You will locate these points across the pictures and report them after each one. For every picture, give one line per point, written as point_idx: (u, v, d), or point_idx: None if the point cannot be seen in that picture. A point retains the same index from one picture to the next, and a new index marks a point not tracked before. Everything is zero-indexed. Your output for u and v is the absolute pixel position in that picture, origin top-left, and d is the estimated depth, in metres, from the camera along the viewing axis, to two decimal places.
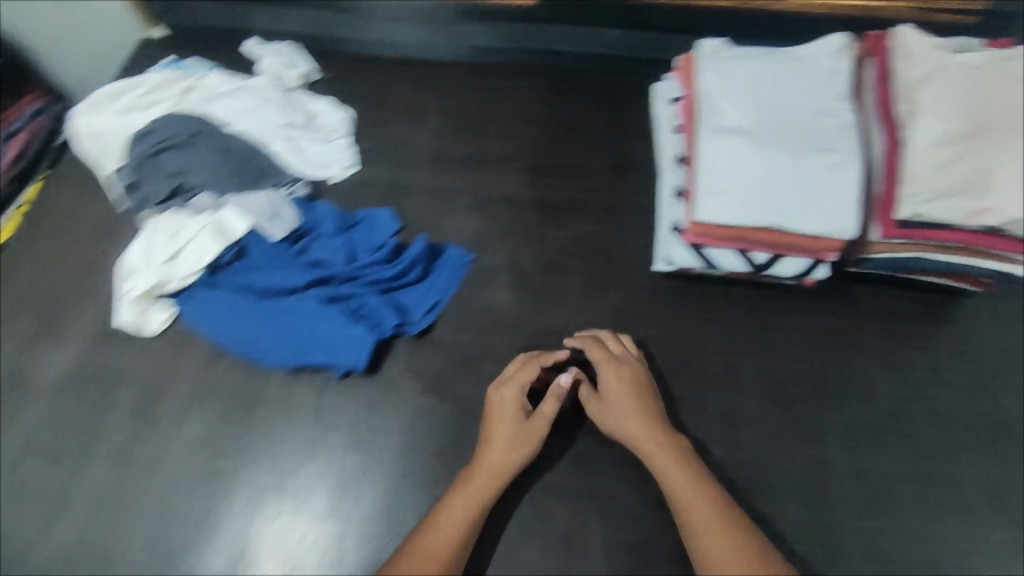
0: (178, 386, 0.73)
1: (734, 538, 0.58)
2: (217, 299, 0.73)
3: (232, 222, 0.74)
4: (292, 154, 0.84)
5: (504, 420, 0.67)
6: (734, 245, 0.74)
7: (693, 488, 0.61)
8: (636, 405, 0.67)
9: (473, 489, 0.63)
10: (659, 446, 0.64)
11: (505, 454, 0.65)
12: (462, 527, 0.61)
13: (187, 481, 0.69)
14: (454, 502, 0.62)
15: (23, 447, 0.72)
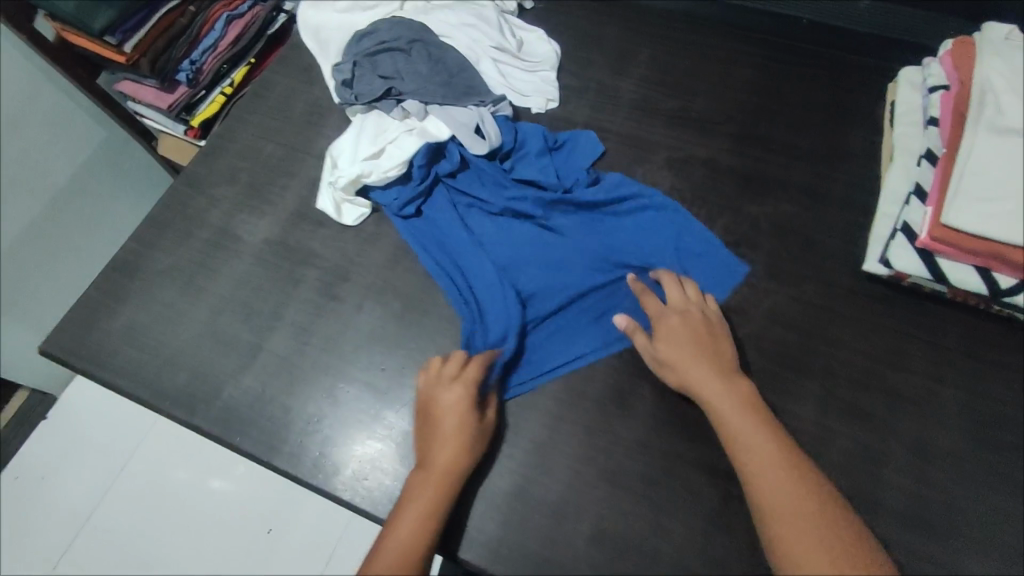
0: (360, 275, 0.77)
1: (800, 488, 0.55)
2: (437, 218, 0.78)
3: (436, 129, 0.78)
4: (498, 75, 0.88)
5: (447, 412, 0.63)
6: (976, 259, 0.61)
7: (757, 432, 0.58)
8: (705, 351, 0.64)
9: (426, 497, 0.59)
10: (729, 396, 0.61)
11: (455, 449, 0.61)
12: (427, 519, 0.59)
13: (344, 370, 0.71)
14: (417, 498, 0.60)
15: (209, 303, 0.76)
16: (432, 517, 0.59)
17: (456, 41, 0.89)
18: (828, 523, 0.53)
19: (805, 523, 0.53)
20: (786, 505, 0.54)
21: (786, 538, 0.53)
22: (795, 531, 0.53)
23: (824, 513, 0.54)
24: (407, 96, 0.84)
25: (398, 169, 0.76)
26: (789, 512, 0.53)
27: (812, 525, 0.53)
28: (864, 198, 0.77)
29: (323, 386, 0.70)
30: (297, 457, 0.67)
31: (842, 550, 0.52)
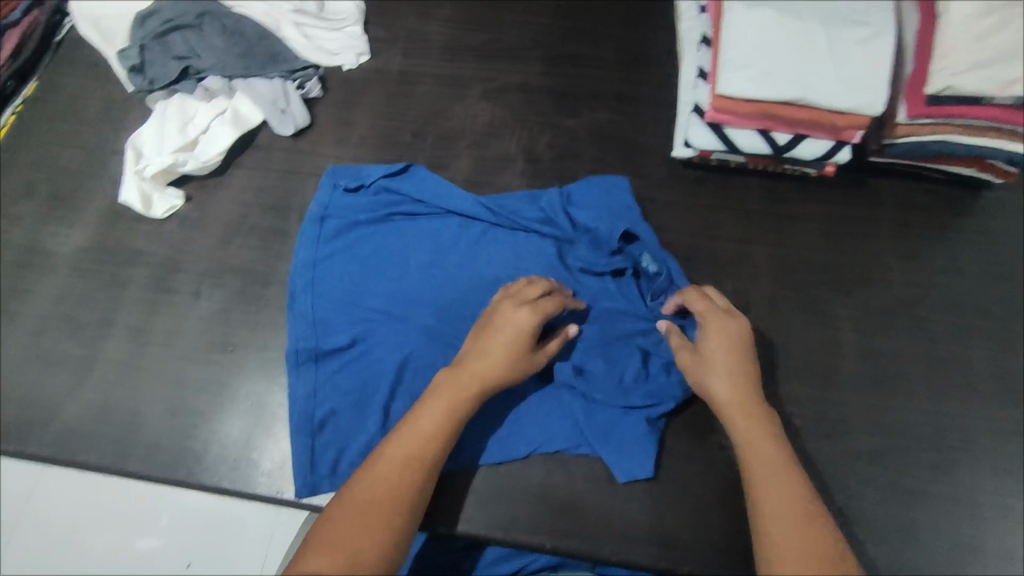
0: (193, 263, 0.73)
1: (799, 498, 0.52)
2: (450, 291, 0.70)
3: (248, 111, 0.80)
4: (301, 38, 0.84)
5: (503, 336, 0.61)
6: (756, 124, 0.67)
7: (768, 446, 0.55)
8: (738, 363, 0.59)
9: (447, 410, 0.57)
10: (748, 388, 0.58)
11: (498, 370, 0.59)
12: (420, 452, 0.55)
13: (190, 359, 0.68)
14: (409, 437, 0.56)
15: (31, 324, 0.71)
16: (435, 445, 0.56)
17: (250, 9, 0.85)
18: (817, 535, 0.50)
19: (796, 541, 0.49)
20: (784, 511, 0.51)
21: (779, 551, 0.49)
22: (788, 538, 0.50)
23: (812, 523, 0.50)
24: (206, 73, 0.80)
25: (218, 158, 0.77)
26: (782, 519, 0.51)
27: (804, 542, 0.49)
28: (668, 93, 0.82)
29: (171, 381, 0.67)
30: (154, 456, 0.64)
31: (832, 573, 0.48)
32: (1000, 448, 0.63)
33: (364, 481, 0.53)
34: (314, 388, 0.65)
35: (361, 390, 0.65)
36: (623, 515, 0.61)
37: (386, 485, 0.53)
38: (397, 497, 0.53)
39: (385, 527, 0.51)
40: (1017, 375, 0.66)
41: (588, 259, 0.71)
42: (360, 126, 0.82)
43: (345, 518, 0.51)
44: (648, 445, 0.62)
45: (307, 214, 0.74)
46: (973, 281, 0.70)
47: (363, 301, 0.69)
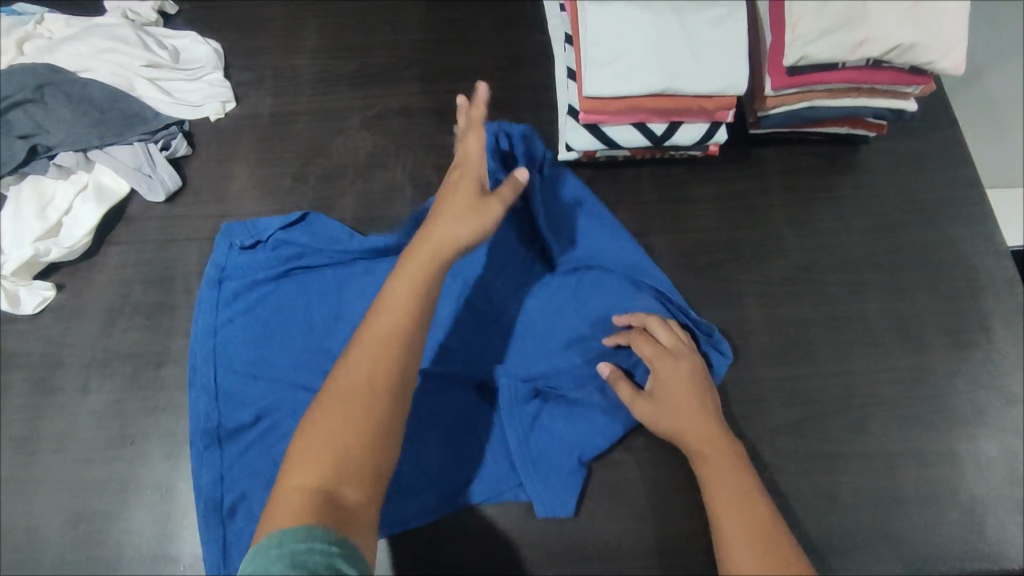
0: (77, 354, 0.69)
1: (751, 521, 0.52)
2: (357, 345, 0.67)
3: (111, 181, 0.75)
4: (159, 93, 0.79)
5: (453, 199, 0.56)
6: (629, 119, 0.67)
7: (722, 476, 0.55)
8: (687, 398, 0.59)
9: (406, 284, 0.52)
10: (692, 422, 0.58)
11: (454, 226, 0.54)
12: (390, 344, 0.51)
13: (87, 460, 0.64)
14: (381, 321, 0.52)
15: None
16: (405, 328, 0.51)
17: (97, 72, 0.78)
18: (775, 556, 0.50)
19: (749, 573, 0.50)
20: (736, 544, 0.52)
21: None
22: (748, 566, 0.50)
23: (766, 542, 0.51)
24: (57, 149, 0.74)
25: (86, 239, 0.72)
26: (742, 546, 0.52)
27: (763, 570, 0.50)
28: (548, 94, 0.81)
29: (70, 487, 0.63)
30: (64, 571, 0.60)
31: None
32: (908, 396, 0.65)
33: (345, 378, 0.50)
34: (223, 471, 0.62)
35: (274, 469, 0.62)
36: (562, 533, 0.61)
37: (363, 381, 0.49)
38: (375, 394, 0.49)
39: (367, 426, 0.48)
40: (915, 322, 0.68)
41: (502, 296, 0.68)
42: (237, 178, 0.78)
43: (329, 425, 0.48)
44: (576, 482, 0.61)
45: (204, 275, 0.69)
46: (864, 236, 0.72)
47: (270, 368, 0.66)
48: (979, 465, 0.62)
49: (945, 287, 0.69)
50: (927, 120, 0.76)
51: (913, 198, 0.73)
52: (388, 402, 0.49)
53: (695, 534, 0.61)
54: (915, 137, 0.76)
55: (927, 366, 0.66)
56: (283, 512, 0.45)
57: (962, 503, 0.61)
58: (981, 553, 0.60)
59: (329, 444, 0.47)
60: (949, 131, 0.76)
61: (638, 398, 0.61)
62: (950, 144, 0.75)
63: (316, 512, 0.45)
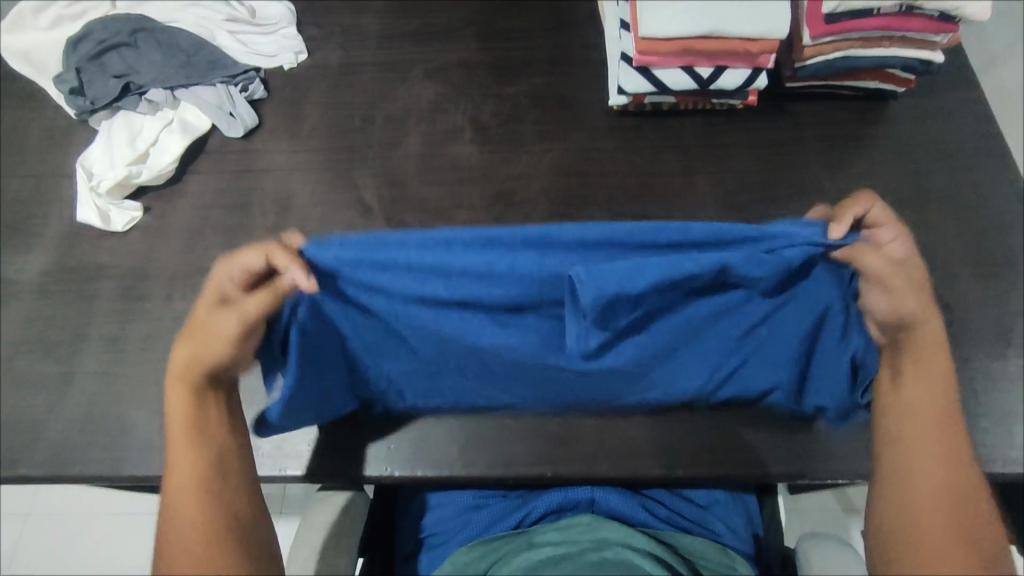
0: (162, 269, 0.74)
1: (959, 479, 0.56)
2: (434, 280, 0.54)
3: (195, 118, 0.81)
4: (237, 45, 0.87)
5: (205, 330, 0.56)
6: (678, 62, 0.73)
7: (930, 448, 0.57)
8: (919, 300, 0.56)
9: (181, 405, 0.58)
10: (921, 374, 0.58)
11: (216, 356, 0.56)
12: (195, 438, 0.58)
13: (170, 360, 0.69)
14: (173, 423, 0.58)
15: (11, 346, 0.70)
16: (190, 431, 0.58)
17: (182, 23, 0.87)
18: (971, 509, 0.56)
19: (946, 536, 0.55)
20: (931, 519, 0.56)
21: (903, 527, 0.56)
22: (925, 468, 0.57)
23: (965, 508, 0.56)
24: (147, 87, 0.81)
25: (172, 165, 0.78)
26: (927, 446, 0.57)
27: (954, 532, 0.55)
28: (597, 52, 0.87)
29: (155, 384, 0.68)
30: (147, 458, 0.65)
31: (952, 503, 0.56)
32: (939, 320, 0.69)
33: (176, 478, 0.58)
34: (354, 367, 0.60)
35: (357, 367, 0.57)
36: (616, 433, 0.65)
37: (188, 479, 0.57)
38: (197, 464, 0.57)
39: (206, 515, 0.57)
40: (944, 257, 0.73)
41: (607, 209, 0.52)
42: (308, 120, 0.84)
43: (183, 504, 0.57)
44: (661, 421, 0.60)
45: None
46: (896, 180, 0.77)
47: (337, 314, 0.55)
48: (1007, 384, 0.66)
49: (971, 225, 0.74)
50: (951, 77, 0.82)
51: (940, 148, 0.78)
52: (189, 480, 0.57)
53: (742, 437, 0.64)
54: (940, 94, 0.81)
55: (957, 295, 0.71)
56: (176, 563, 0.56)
57: (992, 416, 0.65)
58: (1012, 458, 0.63)
59: (193, 527, 0.56)
60: (973, 89, 0.81)
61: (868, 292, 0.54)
62: (975, 101, 0.81)
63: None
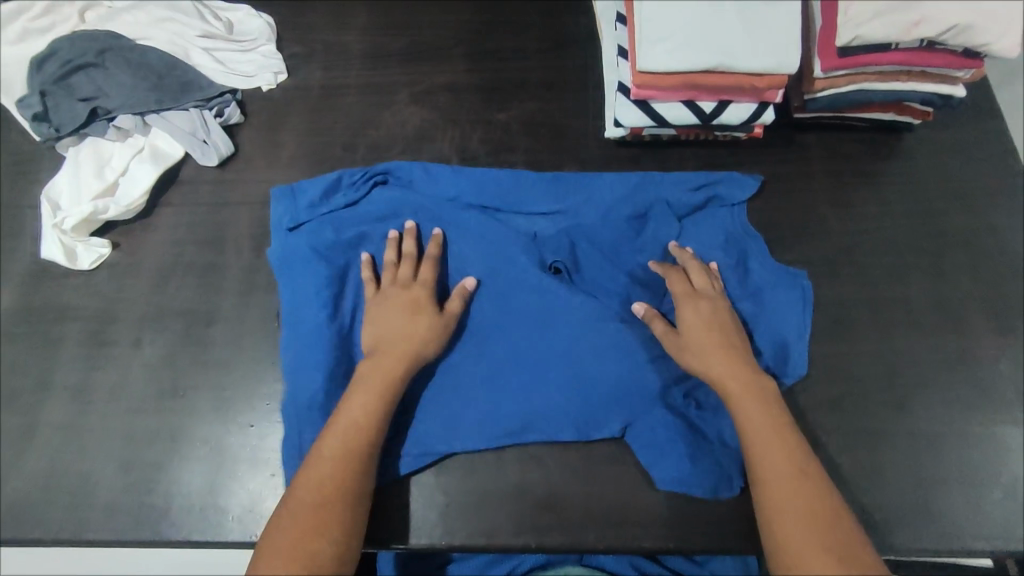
0: (132, 310, 0.70)
1: (813, 498, 0.54)
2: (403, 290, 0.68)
3: (167, 146, 0.77)
4: (214, 64, 0.81)
5: (393, 319, 0.64)
6: (680, 96, 0.68)
7: (777, 451, 0.56)
8: (716, 337, 0.63)
9: (350, 421, 0.58)
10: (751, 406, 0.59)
11: (400, 360, 0.62)
12: (355, 460, 0.57)
13: (138, 411, 0.66)
14: (331, 442, 0.58)
15: None
16: (366, 434, 0.58)
17: (155, 41, 0.80)
18: (834, 534, 0.52)
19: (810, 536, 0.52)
20: (789, 517, 0.53)
21: (775, 510, 0.54)
22: (773, 464, 0.56)
23: (820, 509, 0.53)
24: (116, 112, 0.76)
25: (141, 198, 0.74)
26: (766, 445, 0.57)
27: (819, 535, 0.52)
28: (593, 75, 0.82)
29: (122, 437, 0.65)
30: (113, 517, 0.62)
31: (813, 510, 0.53)
32: (950, 376, 0.65)
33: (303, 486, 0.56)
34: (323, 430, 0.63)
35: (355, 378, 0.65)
36: (604, 499, 0.62)
37: (317, 492, 0.55)
38: (342, 483, 0.56)
39: (329, 535, 0.54)
40: (960, 307, 0.68)
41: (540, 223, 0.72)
42: (288, 147, 0.80)
43: (304, 521, 0.54)
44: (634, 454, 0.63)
45: (274, 220, 0.71)
46: (909, 221, 0.72)
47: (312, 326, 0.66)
48: (1020, 450, 0.63)
49: (988, 273, 0.70)
50: (971, 109, 0.77)
51: (958, 187, 0.74)
52: (342, 504, 0.55)
53: (736, 507, 0.62)
54: (959, 127, 0.76)
55: (971, 349, 0.66)
56: None
57: (1002, 485, 0.62)
58: (1020, 532, 0.60)
59: (298, 544, 0.52)
60: (995, 122, 0.76)
61: (668, 332, 0.64)
62: (997, 134, 0.76)
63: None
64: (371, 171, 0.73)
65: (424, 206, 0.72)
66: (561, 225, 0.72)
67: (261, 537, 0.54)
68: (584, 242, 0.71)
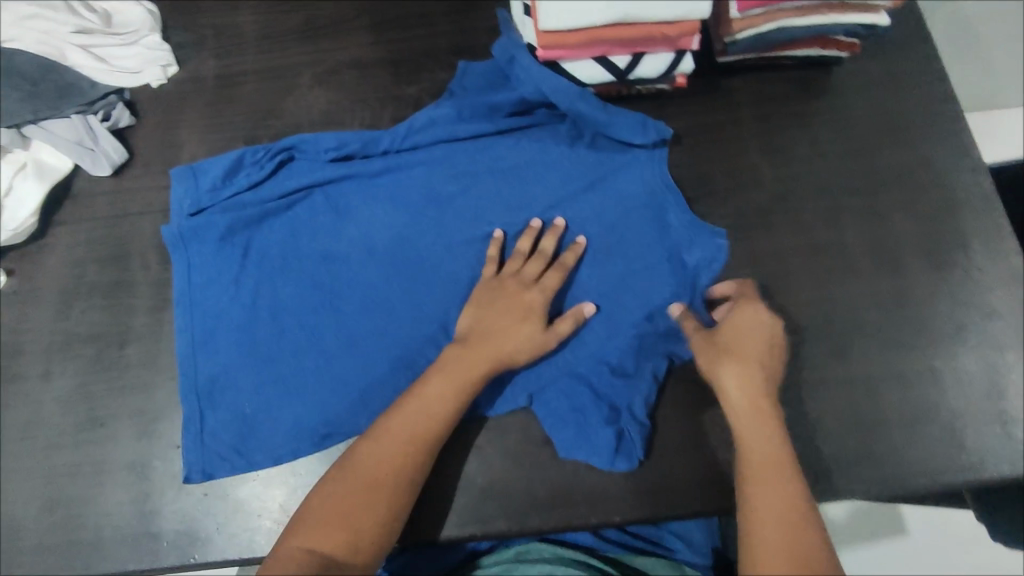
0: (38, 340, 0.67)
1: (798, 532, 0.53)
2: (309, 273, 0.68)
3: (53, 159, 0.71)
4: (93, 62, 0.73)
5: (504, 309, 0.62)
6: (589, 54, 0.65)
7: (776, 480, 0.55)
8: (751, 358, 0.59)
9: (415, 409, 0.58)
10: (753, 424, 0.57)
11: (499, 348, 0.61)
12: (408, 447, 0.57)
13: (57, 445, 0.63)
14: (393, 427, 0.58)
15: None
16: (433, 422, 0.58)
17: (22, 43, 0.71)
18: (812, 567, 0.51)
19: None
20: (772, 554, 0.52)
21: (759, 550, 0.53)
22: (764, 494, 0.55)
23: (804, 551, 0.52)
24: None
25: (31, 220, 0.69)
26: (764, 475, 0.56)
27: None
28: None
29: (42, 474, 0.62)
30: (43, 556, 0.60)
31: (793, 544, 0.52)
32: (887, 317, 0.64)
33: (357, 460, 0.57)
34: (242, 429, 0.63)
35: (270, 367, 0.64)
36: (548, 481, 0.61)
37: (370, 473, 0.56)
38: (397, 470, 0.56)
39: (375, 518, 0.55)
40: (894, 245, 0.67)
41: (448, 183, 0.70)
42: (188, 146, 0.74)
43: (342, 496, 0.55)
44: (558, 422, 0.62)
45: (175, 206, 0.69)
46: (842, 161, 0.70)
47: (222, 324, 0.66)
48: (959, 383, 0.62)
49: (924, 207, 0.68)
50: (900, 36, 0.74)
51: (890, 121, 0.71)
52: (398, 485, 0.56)
53: (676, 475, 0.61)
54: (888, 57, 0.73)
55: (908, 288, 0.65)
56: (279, 571, 0.51)
57: (943, 420, 0.61)
58: (961, 465, 0.60)
59: (343, 517, 0.54)
60: (925, 48, 0.73)
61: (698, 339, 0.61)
62: (928, 61, 0.73)
63: (314, 567, 0.51)
64: (274, 149, 0.70)
65: (327, 183, 0.70)
66: (473, 186, 0.70)
67: (311, 492, 0.57)
68: (495, 198, 0.69)
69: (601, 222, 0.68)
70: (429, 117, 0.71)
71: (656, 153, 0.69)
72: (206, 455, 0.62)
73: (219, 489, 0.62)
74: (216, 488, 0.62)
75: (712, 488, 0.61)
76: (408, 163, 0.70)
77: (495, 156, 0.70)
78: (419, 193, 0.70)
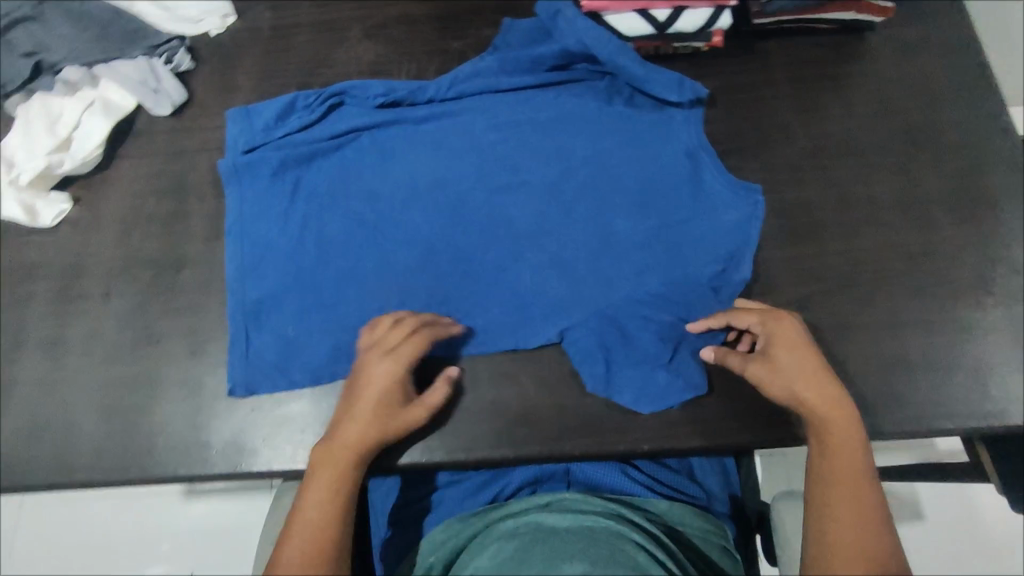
0: (99, 263, 0.71)
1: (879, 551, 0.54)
2: (353, 209, 0.71)
3: (118, 97, 0.75)
4: (157, 10, 0.79)
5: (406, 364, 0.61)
6: (632, 5, 0.71)
7: (852, 501, 0.56)
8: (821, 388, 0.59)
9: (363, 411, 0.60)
10: (844, 456, 0.57)
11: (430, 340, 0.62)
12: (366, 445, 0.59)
13: (114, 359, 0.67)
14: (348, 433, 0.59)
15: None
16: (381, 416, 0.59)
17: None
18: None
19: None
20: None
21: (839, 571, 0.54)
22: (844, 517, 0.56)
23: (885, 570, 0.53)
24: (61, 65, 0.75)
25: (97, 152, 0.73)
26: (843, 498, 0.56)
27: None
28: None
29: (99, 384, 0.66)
30: (97, 460, 0.64)
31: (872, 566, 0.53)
32: (914, 269, 0.66)
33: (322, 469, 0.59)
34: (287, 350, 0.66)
35: (315, 294, 0.68)
36: (578, 411, 0.64)
37: (341, 482, 0.58)
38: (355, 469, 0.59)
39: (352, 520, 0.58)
40: (922, 203, 0.69)
41: (491, 130, 0.73)
42: (242, 91, 0.78)
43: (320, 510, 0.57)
44: (589, 355, 0.64)
45: (230, 142, 0.73)
46: (874, 121, 0.72)
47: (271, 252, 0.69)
48: (982, 334, 0.64)
49: (953, 168, 0.70)
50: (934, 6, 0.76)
51: (922, 85, 0.73)
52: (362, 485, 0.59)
53: (702, 412, 0.63)
54: (921, 25, 0.75)
55: (935, 243, 0.67)
56: None
57: (965, 369, 0.63)
58: (983, 412, 0.62)
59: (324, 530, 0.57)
60: (958, 17, 0.75)
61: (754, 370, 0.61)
62: (961, 29, 0.75)
63: None
64: (325, 93, 0.74)
65: (374, 126, 0.73)
66: (513, 134, 0.73)
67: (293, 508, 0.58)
68: (535, 146, 0.72)
69: (636, 172, 0.71)
70: (474, 68, 0.74)
71: (692, 112, 0.72)
72: (252, 372, 0.66)
73: (265, 405, 0.65)
74: (262, 404, 0.65)
75: (737, 425, 0.63)
76: (452, 110, 0.74)
77: (535, 107, 0.73)
78: (460, 139, 0.73)
